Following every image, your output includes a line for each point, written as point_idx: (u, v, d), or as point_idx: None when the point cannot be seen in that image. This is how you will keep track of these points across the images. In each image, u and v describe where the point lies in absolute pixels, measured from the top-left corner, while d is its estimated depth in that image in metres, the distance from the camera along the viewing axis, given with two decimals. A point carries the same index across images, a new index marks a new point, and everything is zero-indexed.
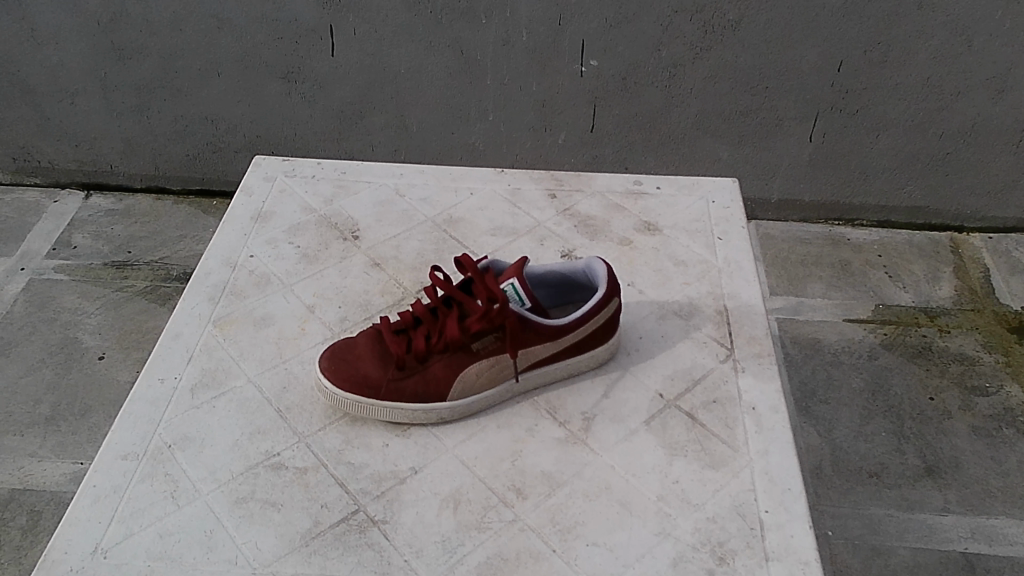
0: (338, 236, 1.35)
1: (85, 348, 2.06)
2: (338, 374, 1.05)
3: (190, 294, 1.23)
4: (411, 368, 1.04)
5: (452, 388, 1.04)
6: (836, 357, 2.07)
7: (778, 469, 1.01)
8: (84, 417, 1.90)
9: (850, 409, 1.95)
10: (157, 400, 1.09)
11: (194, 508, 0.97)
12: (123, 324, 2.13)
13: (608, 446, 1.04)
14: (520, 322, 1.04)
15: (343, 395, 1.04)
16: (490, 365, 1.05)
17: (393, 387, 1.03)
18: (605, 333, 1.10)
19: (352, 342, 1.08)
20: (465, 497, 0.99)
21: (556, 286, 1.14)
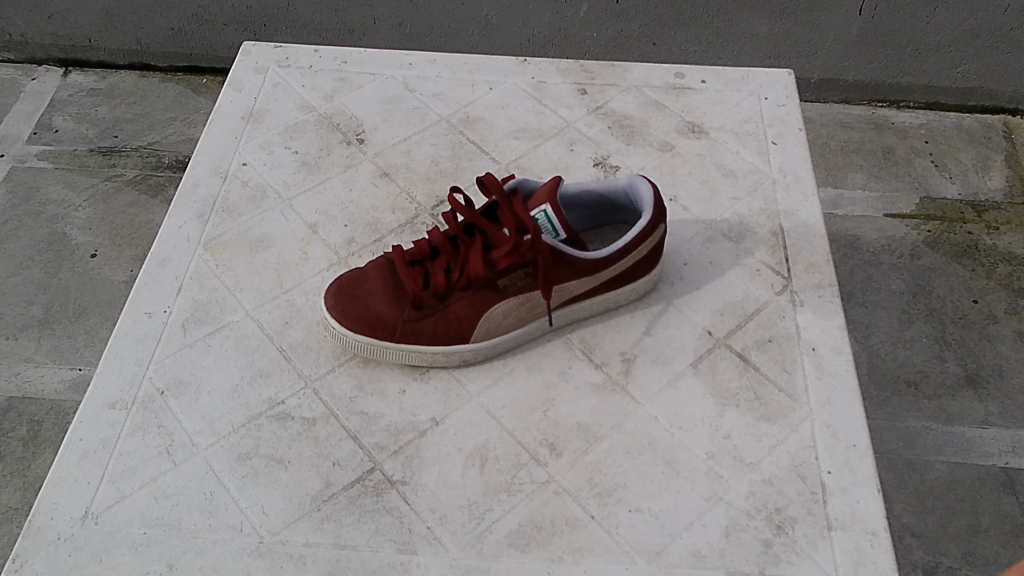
0: (340, 140, 1.19)
1: (77, 245, 1.94)
2: (346, 313, 0.92)
3: (177, 210, 1.09)
4: (429, 308, 0.92)
5: (476, 329, 0.92)
6: (875, 257, 1.94)
7: (842, 423, 0.90)
8: (80, 318, 1.80)
9: (889, 314, 1.84)
10: (145, 338, 0.97)
11: (192, 465, 0.87)
12: (114, 217, 2.00)
13: (651, 394, 0.93)
14: (554, 257, 0.90)
15: (353, 337, 0.92)
16: (518, 303, 0.92)
17: (410, 329, 0.91)
18: (650, 263, 0.97)
19: (361, 274, 0.95)
20: (493, 454, 0.88)
21: (593, 208, 1.00)
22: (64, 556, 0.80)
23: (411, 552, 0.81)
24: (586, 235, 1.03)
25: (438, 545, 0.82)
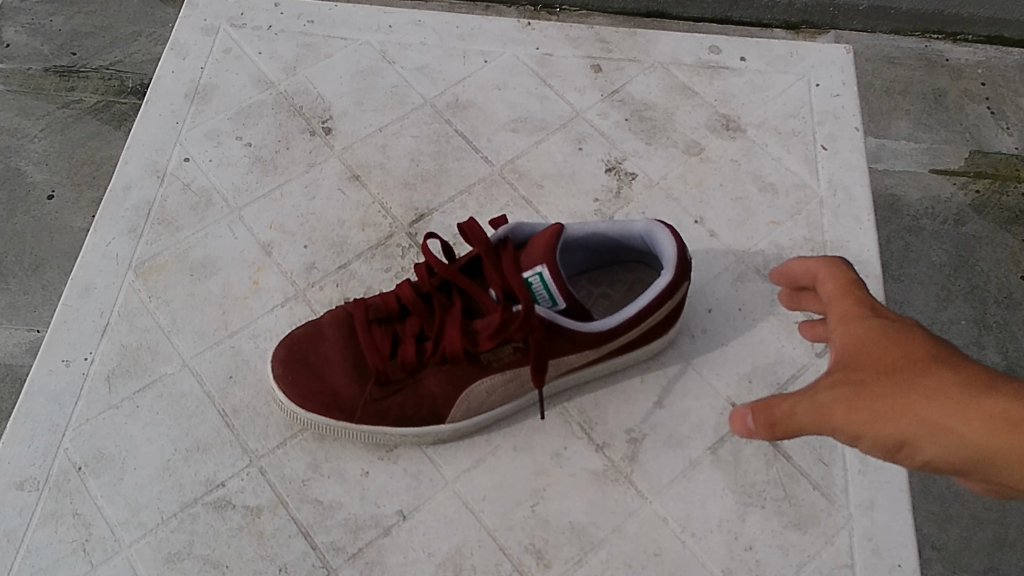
0: (302, 129, 0.99)
1: (30, 183, 1.30)
2: (296, 385, 0.76)
3: (103, 221, 0.92)
4: (397, 384, 0.75)
5: (453, 408, 0.76)
6: (914, 225, 1.29)
7: (886, 536, 0.76)
8: (36, 268, 1.22)
9: (923, 296, 1.22)
10: (62, 396, 0.82)
11: (112, 568, 0.74)
12: (80, 145, 1.35)
13: (660, 487, 0.78)
14: (549, 332, 0.73)
15: (304, 415, 0.76)
16: (505, 379, 0.76)
17: (373, 410, 0.76)
18: (667, 323, 0.79)
19: (316, 332, 0.78)
20: (468, 562, 0.75)
21: (601, 250, 0.81)
22: None
23: None
24: (591, 275, 0.84)
25: None
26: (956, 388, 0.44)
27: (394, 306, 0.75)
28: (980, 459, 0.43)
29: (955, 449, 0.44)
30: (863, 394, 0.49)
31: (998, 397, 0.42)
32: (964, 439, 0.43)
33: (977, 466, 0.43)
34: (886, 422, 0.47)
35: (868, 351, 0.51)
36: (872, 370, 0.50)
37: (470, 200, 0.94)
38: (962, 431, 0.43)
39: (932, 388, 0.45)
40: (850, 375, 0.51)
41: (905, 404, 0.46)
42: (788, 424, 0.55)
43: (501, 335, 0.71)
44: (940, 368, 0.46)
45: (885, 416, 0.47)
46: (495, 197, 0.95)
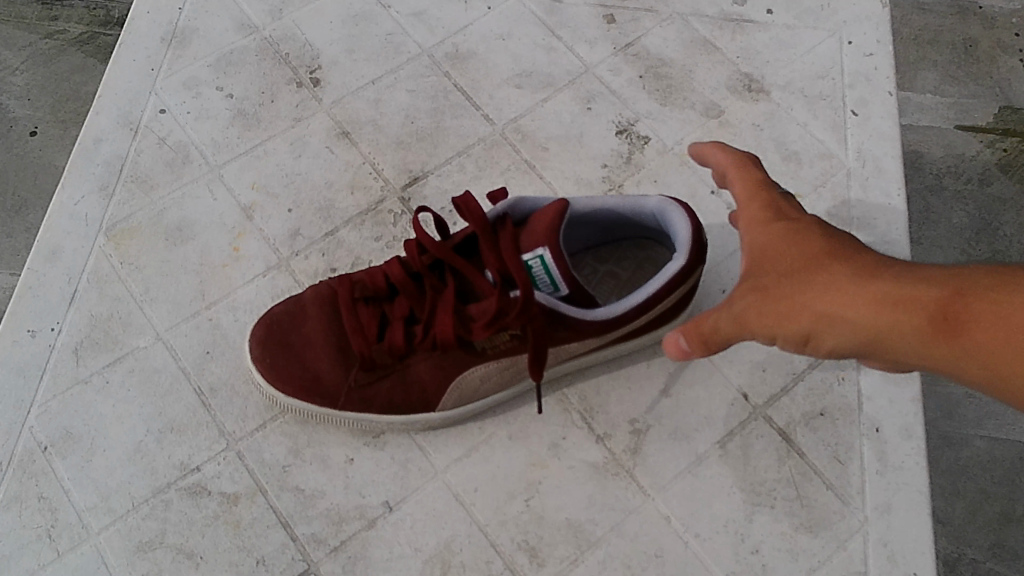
0: (288, 79, 0.91)
1: (11, 119, 1.15)
2: (276, 369, 0.71)
3: (72, 179, 0.85)
4: (384, 370, 0.70)
5: (444, 396, 0.71)
6: (937, 185, 1.13)
7: (903, 541, 0.71)
8: (21, 209, 1.10)
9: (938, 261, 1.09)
10: (26, 369, 0.77)
11: (79, 556, 0.70)
12: (67, 76, 1.19)
13: (663, 483, 0.73)
14: (550, 320, 0.67)
15: (284, 401, 0.71)
16: (501, 367, 0.70)
17: (358, 397, 0.70)
18: (679, 309, 0.73)
19: (298, 310, 0.73)
20: (457, 559, 0.70)
21: (609, 227, 0.73)
22: None
23: None
24: (597, 253, 0.76)
25: None
26: (846, 282, 0.49)
27: (381, 287, 0.68)
28: (869, 343, 0.49)
29: (848, 335, 0.49)
30: (769, 293, 0.53)
31: (885, 283, 0.47)
32: (853, 326, 0.48)
33: (865, 348, 0.49)
34: (791, 322, 0.52)
35: (772, 251, 0.55)
36: (775, 269, 0.54)
37: (469, 163, 0.87)
38: (853, 319, 0.48)
39: (828, 282, 0.50)
40: (755, 275, 0.55)
41: (804, 301, 0.51)
42: (712, 335, 0.57)
43: (497, 323, 0.65)
44: (835, 261, 0.51)
45: (788, 313, 0.52)
46: (496, 160, 0.87)
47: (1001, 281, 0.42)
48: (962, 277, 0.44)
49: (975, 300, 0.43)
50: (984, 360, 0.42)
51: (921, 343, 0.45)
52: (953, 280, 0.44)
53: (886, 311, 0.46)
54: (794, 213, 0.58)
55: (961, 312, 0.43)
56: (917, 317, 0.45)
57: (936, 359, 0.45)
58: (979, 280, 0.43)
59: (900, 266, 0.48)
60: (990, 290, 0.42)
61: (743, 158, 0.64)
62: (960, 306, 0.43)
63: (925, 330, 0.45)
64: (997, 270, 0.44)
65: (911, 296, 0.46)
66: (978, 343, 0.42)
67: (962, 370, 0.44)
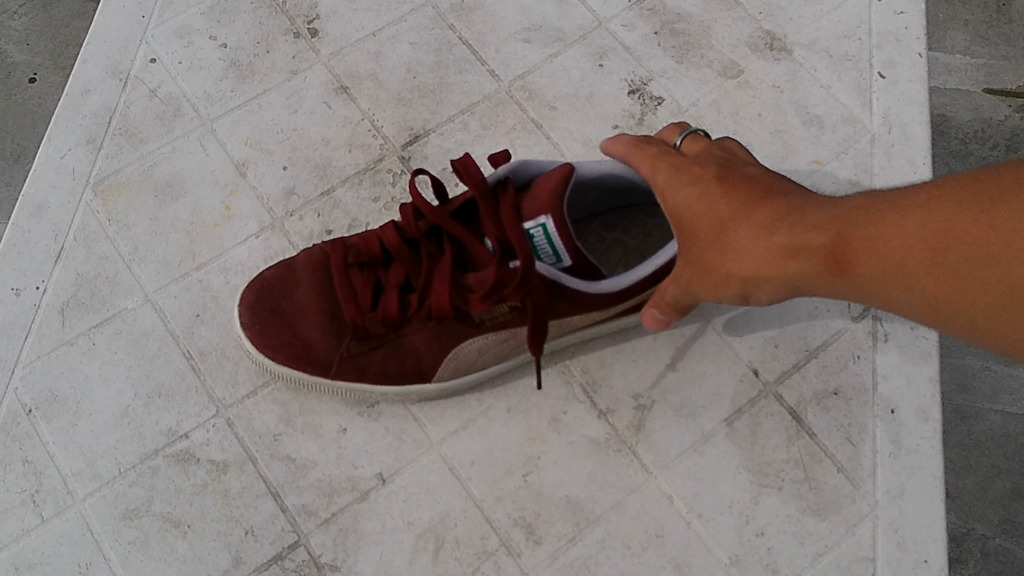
0: (285, 29, 0.87)
1: (9, 64, 1.06)
2: (265, 335, 0.68)
3: (58, 130, 0.82)
4: (378, 339, 0.67)
5: (440, 367, 0.68)
6: (962, 151, 1.04)
7: (915, 527, 0.68)
8: (22, 156, 1.01)
9: None
10: (10, 329, 0.74)
11: (64, 522, 0.68)
12: (68, 21, 1.09)
13: (667, 461, 0.70)
14: (551, 292, 0.63)
15: (274, 368, 0.69)
16: (499, 339, 0.67)
17: (351, 366, 0.68)
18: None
19: (289, 276, 0.70)
20: (452, 535, 0.68)
21: (619, 193, 0.68)
22: None
23: None
24: (605, 220, 0.71)
25: None
26: (751, 240, 0.53)
27: (375, 253, 0.65)
28: (790, 288, 0.53)
29: (774, 286, 0.54)
30: (695, 258, 0.57)
31: (779, 235, 0.51)
32: (773, 279, 0.53)
33: (792, 292, 0.54)
34: (723, 283, 0.56)
35: (680, 216, 0.58)
36: (690, 233, 0.57)
37: (473, 121, 0.83)
38: (770, 273, 0.53)
39: (735, 243, 0.54)
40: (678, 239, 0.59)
41: (726, 264, 0.55)
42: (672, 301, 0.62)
43: (494, 296, 0.62)
44: (733, 217, 0.54)
45: (716, 276, 0.56)
46: (501, 119, 0.83)
47: (871, 213, 0.47)
48: (839, 217, 0.49)
49: (851, 240, 0.47)
50: (881, 289, 0.47)
51: (831, 281, 0.50)
52: (834, 222, 0.49)
53: (793, 262, 0.51)
54: (688, 165, 0.60)
55: (847, 252, 0.47)
56: (817, 263, 0.49)
57: (849, 290, 0.50)
58: (854, 216, 0.48)
59: (788, 212, 0.52)
60: (863, 227, 0.47)
61: (637, 137, 0.67)
62: (843, 247, 0.48)
63: (829, 273, 0.49)
64: (863, 202, 0.48)
65: (805, 245, 0.50)
66: (871, 277, 0.47)
67: (871, 297, 0.49)
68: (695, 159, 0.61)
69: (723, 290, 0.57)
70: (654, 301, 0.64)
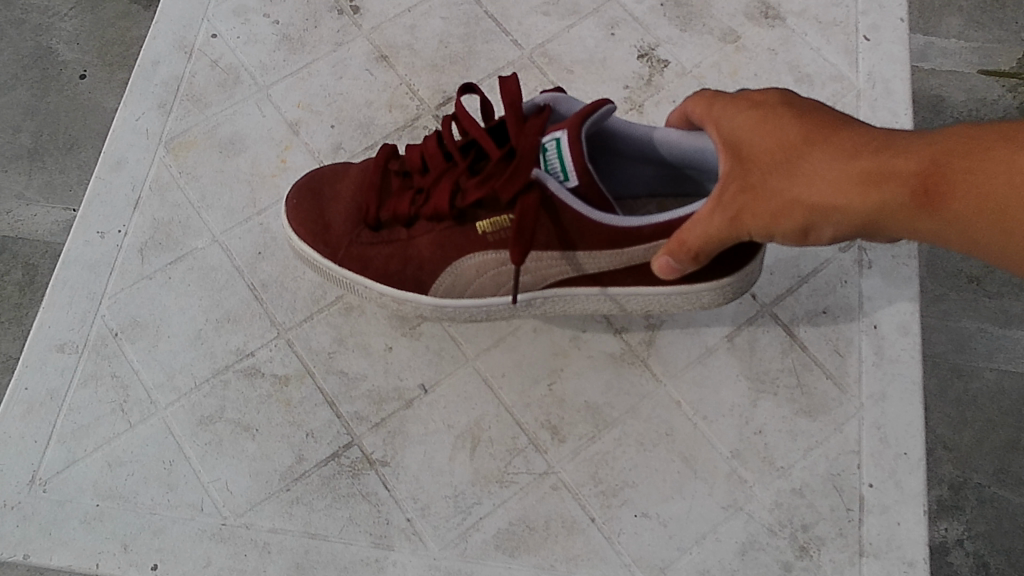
0: (330, 7, 0.97)
1: (60, 63, 1.11)
2: (298, 211, 0.72)
3: (133, 97, 0.93)
4: (388, 237, 0.69)
5: (438, 276, 0.69)
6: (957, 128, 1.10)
7: (896, 425, 0.77)
8: (73, 147, 1.07)
9: None
10: (97, 266, 0.84)
11: (149, 427, 0.78)
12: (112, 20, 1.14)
13: (675, 372, 0.80)
14: (550, 208, 0.62)
15: (294, 241, 0.72)
16: (497, 261, 0.67)
17: (355, 255, 0.70)
18: (741, 259, 0.62)
19: (342, 173, 0.74)
20: (486, 435, 0.78)
21: (673, 168, 0.65)
22: (13, 528, 0.75)
23: (387, 547, 0.74)
24: (664, 202, 0.69)
25: (417, 541, 0.74)
26: (828, 168, 0.50)
27: (410, 156, 0.67)
28: (859, 226, 0.50)
29: (841, 222, 0.50)
30: (751, 187, 0.54)
31: (863, 163, 0.49)
32: (845, 212, 0.50)
33: (859, 232, 0.51)
34: (783, 219, 0.53)
35: (745, 148, 0.55)
36: (751, 162, 0.54)
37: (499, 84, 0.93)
38: (841, 205, 0.49)
39: (810, 172, 0.51)
40: (732, 171, 0.55)
41: (793, 195, 0.52)
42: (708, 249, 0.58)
43: (489, 189, 0.62)
44: (810, 147, 0.52)
45: (776, 209, 0.52)
46: (524, 82, 0.94)
47: (974, 141, 0.45)
48: (935, 143, 0.46)
49: (950, 171, 0.45)
50: (973, 226, 0.45)
51: (911, 217, 0.47)
52: (926, 149, 0.46)
53: (875, 193, 0.48)
54: (756, 100, 0.58)
55: (942, 184, 0.45)
56: (902, 195, 0.47)
57: (929, 230, 0.47)
58: (953, 143, 0.46)
59: (874, 140, 0.50)
60: (964, 159, 0.45)
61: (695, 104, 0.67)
62: (938, 178, 0.45)
63: (912, 206, 0.47)
64: (962, 136, 0.46)
65: (891, 174, 0.47)
66: (962, 208, 0.45)
67: (952, 238, 0.46)
68: (760, 95, 0.59)
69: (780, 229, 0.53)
70: (671, 249, 0.58)
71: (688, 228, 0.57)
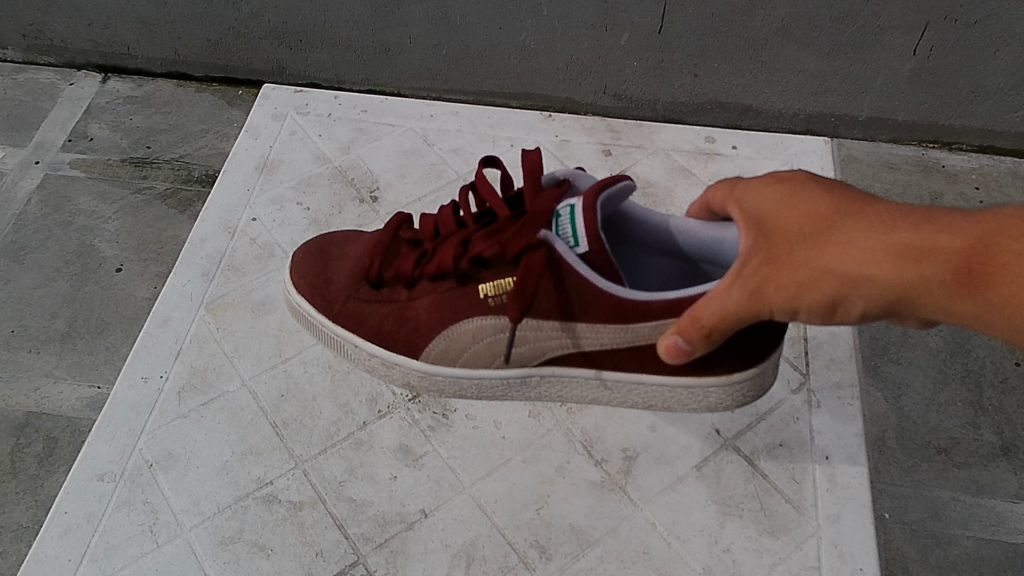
0: (354, 197, 1.16)
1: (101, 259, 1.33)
2: (304, 273, 0.91)
3: (182, 267, 1.09)
4: (389, 296, 0.85)
5: (434, 336, 0.83)
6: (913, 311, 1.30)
7: (850, 543, 0.85)
8: (102, 331, 1.23)
9: (923, 378, 1.20)
10: (139, 406, 0.96)
11: (174, 547, 0.86)
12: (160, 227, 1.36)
13: (650, 497, 0.89)
14: (557, 271, 0.72)
15: (299, 299, 0.90)
16: (493, 327, 0.80)
17: (354, 310, 0.86)
18: (740, 340, 0.72)
19: (352, 242, 0.91)
20: (480, 554, 0.85)
21: (685, 258, 0.78)
22: None
23: None
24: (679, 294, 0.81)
25: None
26: (867, 242, 0.58)
27: (425, 226, 0.81)
28: (888, 298, 0.58)
29: (873, 293, 0.58)
30: (785, 260, 0.61)
31: (904, 239, 0.57)
32: (881, 284, 0.57)
33: (886, 306, 0.58)
34: (813, 288, 0.60)
35: (780, 226, 0.63)
36: (784, 239, 0.62)
37: None
38: (878, 276, 0.57)
39: (845, 246, 0.59)
40: (760, 247, 0.63)
41: (827, 266, 0.59)
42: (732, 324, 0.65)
43: (492, 244, 0.74)
44: (846, 226, 0.60)
45: (809, 278, 0.60)
46: None
47: (1016, 229, 0.53)
48: (973, 226, 0.55)
49: (994, 253, 0.53)
50: (1013, 306, 0.52)
51: (948, 293, 0.55)
52: (967, 233, 0.55)
53: (914, 267, 0.56)
54: (792, 184, 0.67)
55: (984, 265, 0.53)
56: (943, 271, 0.55)
57: (963, 308, 0.55)
58: (994, 229, 0.54)
59: (912, 219, 0.58)
60: (1008, 244, 0.53)
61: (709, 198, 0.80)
62: (980, 259, 0.54)
63: (952, 281, 0.54)
64: (1000, 223, 0.55)
65: (933, 251, 0.55)
66: (1005, 288, 0.52)
67: (983, 319, 0.54)
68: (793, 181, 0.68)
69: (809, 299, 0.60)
70: (683, 325, 0.67)
71: (708, 303, 0.65)
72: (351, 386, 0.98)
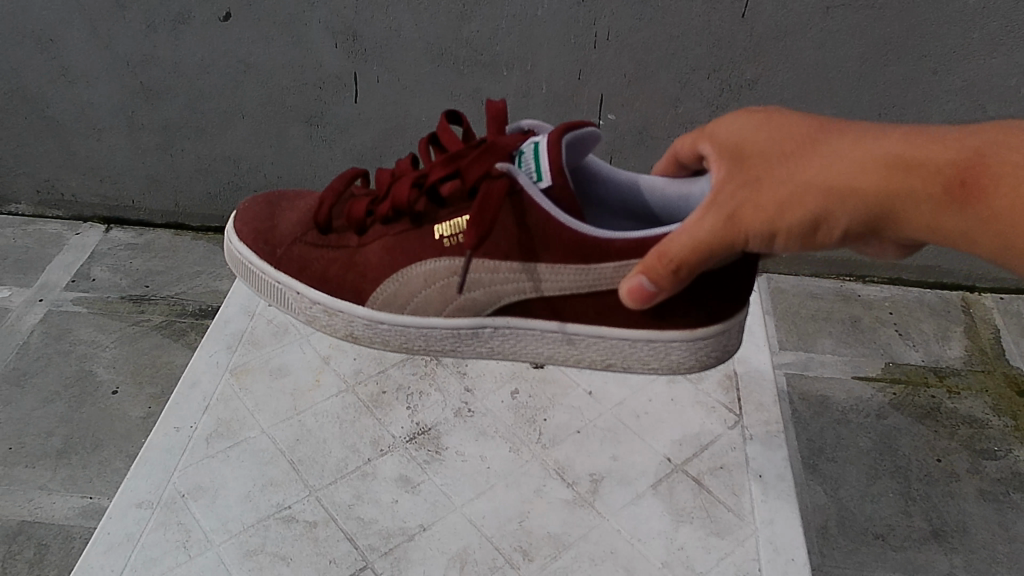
0: None
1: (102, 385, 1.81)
2: (250, 226, 1.02)
3: (210, 341, 1.28)
4: (334, 243, 0.97)
5: (380, 279, 0.92)
6: (843, 416, 1.84)
7: (783, 539, 1.01)
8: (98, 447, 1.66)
9: (856, 474, 1.71)
10: (173, 449, 1.11)
11: (205, 558, 0.97)
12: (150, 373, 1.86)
13: (615, 510, 1.05)
14: (515, 203, 0.83)
15: (244, 250, 1.00)
16: (443, 270, 0.89)
17: (298, 256, 0.97)
18: (698, 287, 0.83)
19: (294, 207, 1.05)
20: (472, 557, 0.99)
21: (649, 216, 0.92)
22: None
23: None
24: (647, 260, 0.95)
25: None
26: (858, 161, 0.68)
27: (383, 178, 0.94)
28: (873, 209, 0.68)
29: (859, 204, 0.68)
30: (768, 184, 0.70)
31: (893, 156, 0.67)
32: (871, 195, 0.67)
33: (868, 218, 0.68)
34: (799, 202, 0.69)
35: (761, 155, 0.72)
36: (763, 167, 0.71)
37: None
38: (869, 189, 0.67)
39: (835, 166, 0.68)
40: (739, 178, 0.72)
41: (815, 183, 0.68)
42: (704, 257, 0.72)
43: (447, 178, 0.86)
44: (831, 150, 0.70)
45: (795, 194, 0.69)
46: None
47: (992, 154, 0.66)
48: (954, 149, 0.67)
49: (980, 173, 0.66)
50: (999, 213, 0.65)
51: (931, 203, 0.66)
52: (951, 154, 0.67)
53: (904, 180, 0.66)
54: (767, 120, 0.76)
55: (972, 179, 0.66)
56: (931, 185, 0.66)
57: (943, 218, 0.67)
58: (975, 152, 0.67)
59: (896, 141, 0.69)
60: (991, 166, 0.66)
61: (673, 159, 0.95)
62: (965, 175, 0.66)
63: (940, 194, 0.66)
64: (976, 147, 0.67)
65: (921, 167, 0.67)
66: (992, 199, 0.65)
67: (963, 228, 0.66)
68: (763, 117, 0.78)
69: (792, 216, 0.69)
70: (650, 266, 0.74)
71: (676, 239, 0.72)
72: (358, 432, 1.15)
